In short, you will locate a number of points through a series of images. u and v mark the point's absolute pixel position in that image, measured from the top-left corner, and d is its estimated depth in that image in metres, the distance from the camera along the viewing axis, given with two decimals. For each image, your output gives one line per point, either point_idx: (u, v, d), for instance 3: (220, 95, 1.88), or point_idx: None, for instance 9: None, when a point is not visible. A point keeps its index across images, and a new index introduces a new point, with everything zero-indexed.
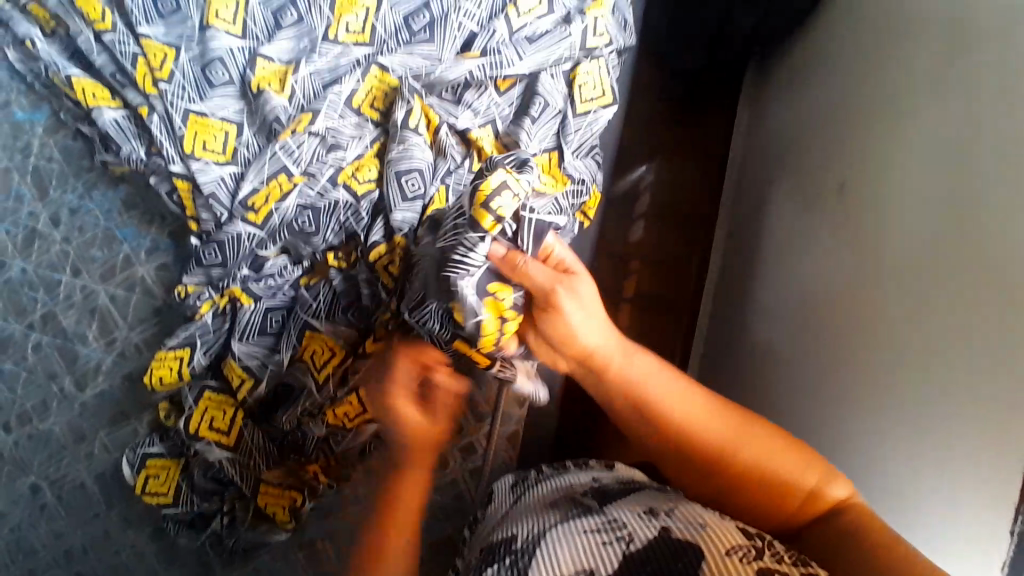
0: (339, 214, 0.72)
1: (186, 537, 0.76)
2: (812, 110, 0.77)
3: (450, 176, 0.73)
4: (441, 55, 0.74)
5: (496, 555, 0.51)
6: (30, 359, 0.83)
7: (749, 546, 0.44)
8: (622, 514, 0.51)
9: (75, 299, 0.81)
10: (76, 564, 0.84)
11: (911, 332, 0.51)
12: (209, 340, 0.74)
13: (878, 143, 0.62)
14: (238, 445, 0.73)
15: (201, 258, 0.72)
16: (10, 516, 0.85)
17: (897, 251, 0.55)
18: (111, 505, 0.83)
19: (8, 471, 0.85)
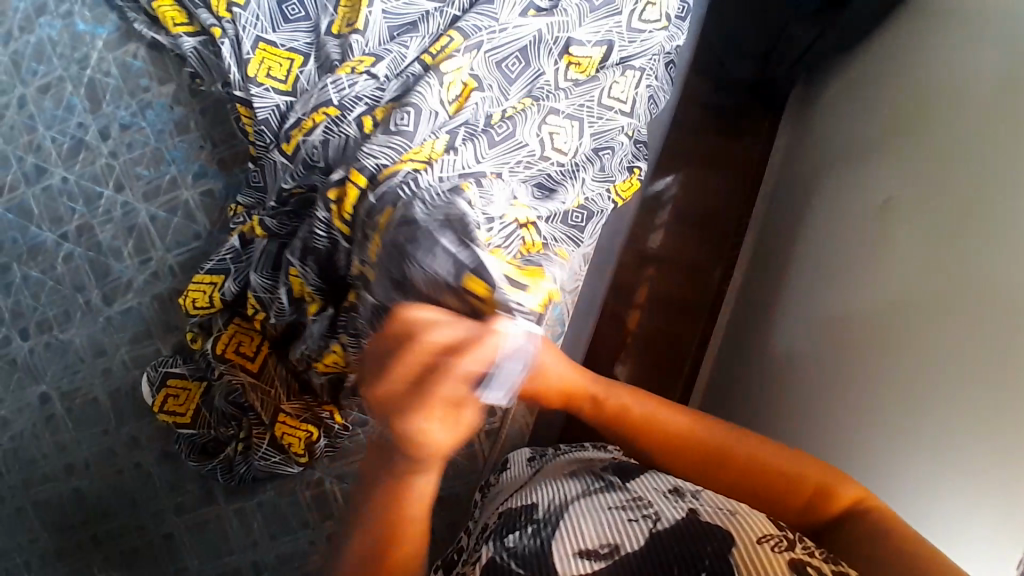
0: (347, 150, 0.69)
1: (196, 462, 0.76)
2: (862, 128, 0.79)
3: (462, 127, 0.69)
4: (500, 14, 0.72)
5: (518, 520, 0.55)
6: (59, 268, 0.84)
7: (781, 538, 0.48)
8: (647, 491, 0.56)
9: (114, 214, 0.82)
10: (77, 478, 0.84)
11: (938, 355, 0.53)
12: (239, 268, 0.74)
13: (933, 165, 0.63)
14: (260, 372, 0.74)
15: (252, 181, 0.77)
16: (16, 422, 0.85)
17: (947, 268, 0.56)
18: (122, 424, 0.83)
19: (21, 377, 0.86)
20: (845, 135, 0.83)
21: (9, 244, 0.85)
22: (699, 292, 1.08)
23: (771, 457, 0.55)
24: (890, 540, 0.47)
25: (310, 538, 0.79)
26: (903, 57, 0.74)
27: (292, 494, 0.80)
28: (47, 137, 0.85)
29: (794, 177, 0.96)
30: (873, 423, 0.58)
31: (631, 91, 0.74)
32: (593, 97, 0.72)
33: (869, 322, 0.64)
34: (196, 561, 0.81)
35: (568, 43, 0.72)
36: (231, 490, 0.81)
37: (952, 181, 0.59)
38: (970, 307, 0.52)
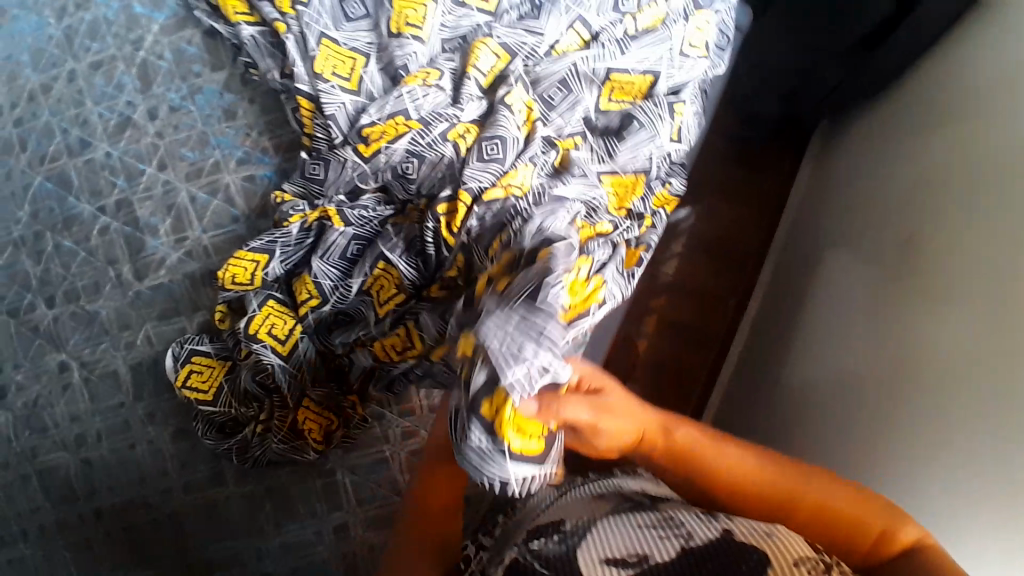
0: (439, 170, 0.72)
1: (212, 441, 0.76)
2: (890, 164, 0.82)
3: (535, 159, 0.71)
4: (544, 30, 0.77)
5: (545, 531, 0.57)
6: (93, 240, 0.85)
7: (818, 561, 0.46)
8: (680, 512, 0.56)
9: (154, 192, 0.84)
10: (87, 449, 0.84)
11: (951, 362, 0.55)
12: (290, 251, 0.75)
13: (955, 202, 0.64)
14: (289, 357, 0.74)
15: (307, 172, 0.76)
16: (31, 388, 0.86)
17: (965, 302, 0.57)
18: (140, 398, 0.84)
19: (41, 345, 0.86)
20: (871, 173, 0.85)
21: (45, 212, 0.87)
22: (710, 320, 1.10)
23: (832, 499, 0.50)
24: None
25: (316, 526, 0.80)
26: (919, 100, 0.80)
27: (303, 480, 0.81)
28: (96, 113, 0.87)
29: (814, 215, 0.99)
30: (887, 436, 0.60)
31: (678, 122, 0.76)
32: (647, 149, 0.75)
33: (884, 353, 0.65)
34: (198, 542, 0.81)
35: (608, 72, 0.76)
36: (242, 473, 0.82)
37: (961, 200, 0.64)
38: (979, 338, 0.53)
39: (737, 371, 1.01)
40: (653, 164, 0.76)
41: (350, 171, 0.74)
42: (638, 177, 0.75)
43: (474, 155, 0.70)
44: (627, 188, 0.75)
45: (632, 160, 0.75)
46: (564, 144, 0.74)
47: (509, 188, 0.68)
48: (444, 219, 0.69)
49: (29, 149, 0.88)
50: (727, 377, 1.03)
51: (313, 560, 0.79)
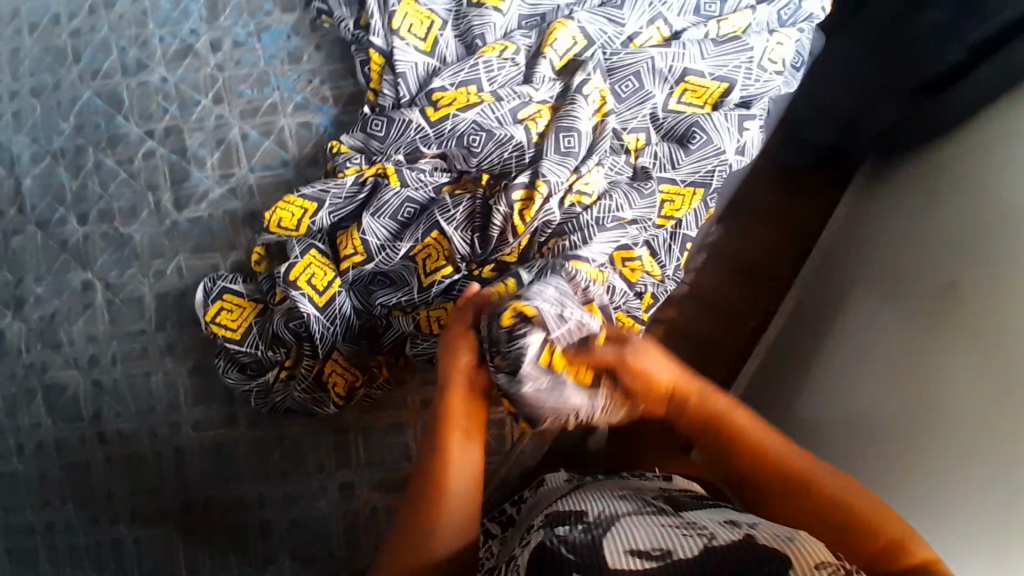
0: (506, 148, 0.72)
1: (234, 379, 0.77)
2: (927, 196, 0.80)
3: (606, 159, 0.74)
4: (625, 20, 0.77)
5: (566, 518, 0.57)
6: (136, 163, 0.84)
7: (841, 567, 0.46)
8: (703, 519, 0.56)
9: (206, 124, 0.83)
10: (100, 371, 0.83)
11: (977, 401, 0.55)
12: (340, 204, 0.75)
13: (998, 242, 0.61)
14: (325, 309, 0.74)
15: (369, 127, 0.75)
16: (51, 302, 0.85)
17: (1002, 349, 0.55)
18: (161, 328, 0.83)
19: (68, 260, 0.85)
20: (908, 205, 0.83)
21: (91, 127, 0.86)
22: (726, 339, 1.12)
23: (858, 497, 0.51)
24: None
25: (321, 482, 0.80)
26: (954, 147, 0.80)
27: (314, 434, 0.81)
28: (157, 36, 0.86)
29: (842, 246, 1.00)
30: (913, 473, 0.60)
31: (744, 137, 0.76)
32: (710, 163, 0.75)
33: (904, 387, 0.65)
34: (200, 481, 0.81)
35: (684, 73, 0.76)
36: (253, 419, 0.82)
37: (980, 246, 0.64)
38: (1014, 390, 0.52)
39: (750, 395, 1.03)
40: (714, 179, 0.76)
41: (413, 132, 0.73)
42: (698, 189, 0.76)
43: (551, 146, 0.71)
44: (685, 200, 0.76)
45: (694, 173, 0.75)
46: (629, 145, 0.76)
47: (577, 197, 0.71)
48: (517, 207, 0.69)
49: (83, 63, 0.88)
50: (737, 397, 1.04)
51: (314, 515, 0.79)
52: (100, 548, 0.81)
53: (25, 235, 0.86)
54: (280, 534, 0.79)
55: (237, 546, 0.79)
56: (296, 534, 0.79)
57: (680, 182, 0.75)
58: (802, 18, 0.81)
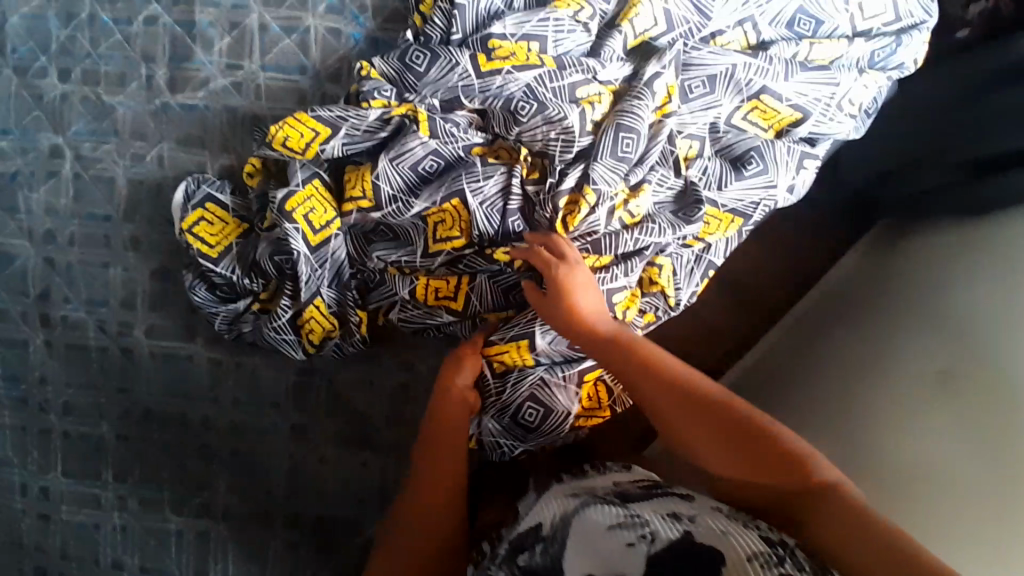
0: (554, 129, 0.63)
1: (201, 298, 0.70)
2: (861, 281, 0.83)
3: (654, 174, 0.65)
4: (714, 13, 0.67)
5: (526, 544, 0.55)
6: (133, 26, 0.74)
7: (770, 553, 0.42)
8: (646, 512, 0.51)
9: (222, 2, 0.72)
10: (54, 248, 0.76)
11: (890, 441, 0.56)
12: (356, 138, 0.66)
13: (896, 318, 0.69)
14: (316, 248, 0.67)
15: (406, 57, 0.66)
16: (12, 162, 0.76)
17: (906, 388, 0.59)
18: (129, 219, 0.75)
19: (37, 118, 0.76)
20: (845, 286, 0.86)
21: None
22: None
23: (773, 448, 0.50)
24: (854, 516, 0.44)
25: (274, 420, 0.74)
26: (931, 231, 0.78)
27: (275, 369, 0.74)
28: None
29: None
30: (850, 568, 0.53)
31: (799, 175, 0.68)
32: (756, 196, 0.68)
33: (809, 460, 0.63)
34: (146, 389, 0.75)
35: (762, 90, 0.66)
36: (214, 337, 0.74)
37: (938, 327, 0.62)
38: (913, 424, 0.55)
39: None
40: (755, 213, 0.68)
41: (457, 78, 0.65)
42: (735, 217, 0.68)
43: (607, 147, 0.62)
44: (720, 224, 0.68)
45: (738, 200, 0.68)
46: (680, 154, 0.67)
47: (624, 212, 0.64)
48: (561, 216, 0.63)
49: None
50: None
51: (258, 453, 0.74)
52: (29, 433, 0.78)
53: None
54: (220, 463, 0.75)
55: (173, 464, 0.75)
56: (235, 467, 0.75)
57: (722, 205, 0.67)
58: (892, 67, 0.71)
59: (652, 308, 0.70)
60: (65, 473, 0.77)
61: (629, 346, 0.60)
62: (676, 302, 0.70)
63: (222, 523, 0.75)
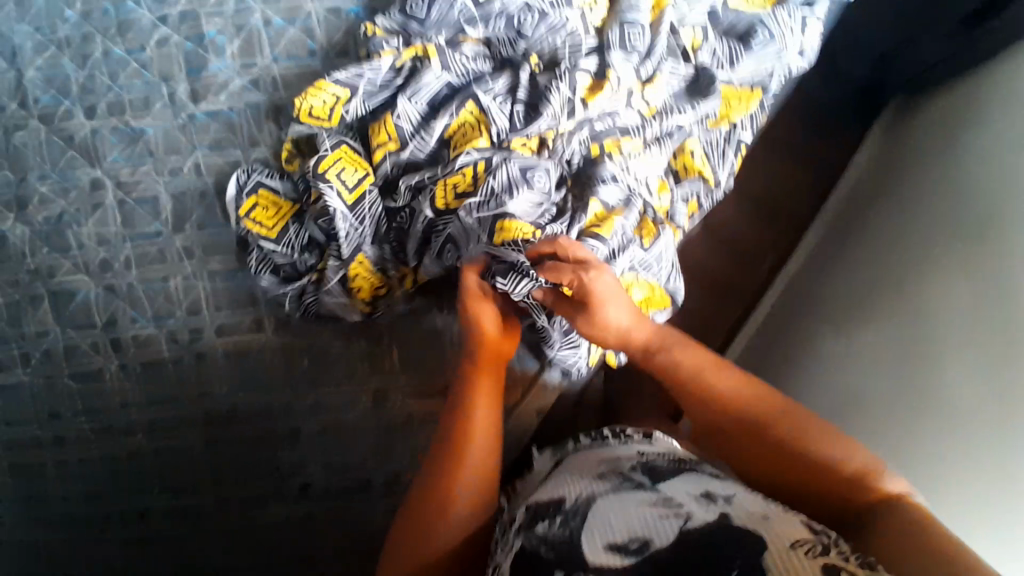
0: (559, 34, 0.71)
1: (268, 281, 0.76)
2: (875, 213, 0.89)
3: (665, 66, 0.72)
4: None
5: (544, 510, 0.53)
6: (148, 51, 0.80)
7: (815, 541, 0.44)
8: (678, 493, 0.51)
9: (225, 8, 0.79)
10: (111, 275, 0.78)
11: (914, 378, 0.63)
12: (374, 91, 0.73)
13: (915, 247, 0.73)
14: (353, 208, 0.72)
15: (406, 7, 0.73)
16: (55, 205, 0.80)
17: (931, 325, 0.63)
18: (179, 230, 0.79)
19: (73, 158, 0.80)
20: (861, 218, 0.92)
21: (98, 13, 0.81)
22: (744, 274, 1.08)
23: (822, 452, 0.53)
24: (912, 530, 0.46)
25: (353, 387, 0.77)
26: (931, 155, 0.82)
27: (344, 338, 0.77)
28: None
29: (876, 179, 0.95)
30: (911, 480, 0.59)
31: (805, 38, 0.75)
32: (769, 65, 0.74)
33: (853, 384, 0.71)
34: (224, 387, 0.77)
35: None
36: (282, 322, 0.78)
37: (954, 285, 0.63)
38: (947, 352, 0.60)
39: (765, 322, 1.02)
40: (772, 80, 0.75)
41: (461, 15, 0.72)
42: (755, 90, 0.76)
43: (618, 43, 0.71)
44: (740, 99, 0.76)
45: (752, 74, 0.75)
46: (686, 45, 0.73)
47: (643, 90, 0.72)
48: (584, 89, 0.70)
49: None
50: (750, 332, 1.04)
51: (344, 423, 0.77)
52: (118, 460, 0.77)
53: (29, 130, 0.80)
54: (309, 443, 0.76)
55: (264, 457, 0.76)
56: (324, 444, 0.77)
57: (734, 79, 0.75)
58: None
59: (694, 194, 0.77)
60: (157, 490, 0.77)
61: (667, 370, 0.61)
62: (716, 182, 0.78)
63: (322, 501, 0.77)
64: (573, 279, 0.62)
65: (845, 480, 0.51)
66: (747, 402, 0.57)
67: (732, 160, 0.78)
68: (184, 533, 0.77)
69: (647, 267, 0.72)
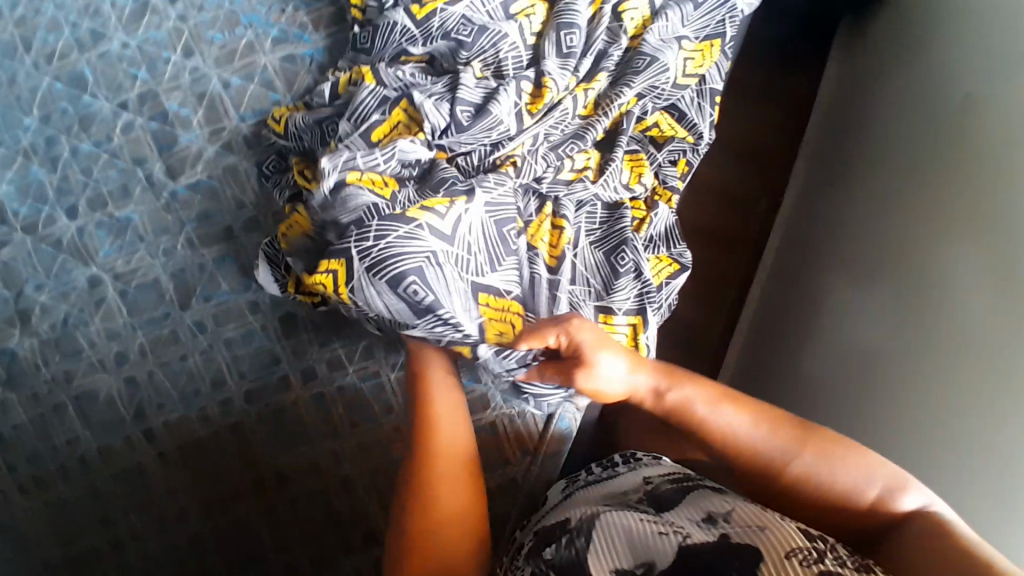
0: (502, 45, 0.76)
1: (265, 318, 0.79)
2: (853, 168, 0.88)
3: (603, 59, 0.78)
4: None
5: (552, 536, 0.58)
6: (117, 140, 0.80)
7: (810, 549, 0.49)
8: (681, 517, 0.56)
9: (182, 81, 0.81)
10: (130, 368, 0.78)
11: (931, 364, 0.62)
12: (325, 111, 0.77)
13: (923, 219, 0.70)
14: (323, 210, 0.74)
15: (357, 43, 0.80)
16: (57, 310, 0.79)
17: (956, 310, 0.62)
18: (187, 307, 0.79)
19: (65, 261, 0.80)
20: (842, 179, 0.90)
21: (58, 114, 0.82)
22: (741, 223, 1.11)
23: (832, 478, 0.56)
24: (932, 540, 0.50)
25: (393, 422, 0.77)
26: (907, 96, 0.80)
27: (375, 377, 0.78)
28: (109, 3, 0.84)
29: (834, 127, 0.99)
30: (957, 435, 0.57)
31: None
32: (718, 14, 0.79)
33: (865, 344, 0.73)
34: (265, 449, 0.76)
35: None
36: (308, 375, 0.78)
37: (954, 254, 0.64)
38: (972, 337, 0.59)
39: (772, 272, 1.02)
40: (726, 28, 0.79)
41: (404, 37, 0.78)
42: (714, 41, 0.80)
43: (553, 49, 0.76)
44: (705, 54, 0.79)
45: (705, 27, 0.79)
46: (632, 26, 0.78)
47: (586, 89, 0.76)
48: (526, 98, 0.75)
49: (34, 46, 0.83)
50: (763, 279, 1.04)
51: (395, 462, 0.76)
52: (179, 549, 0.75)
53: (14, 244, 0.80)
54: (362, 486, 0.76)
55: (324, 512, 0.75)
56: (380, 484, 0.76)
57: (689, 38, 0.78)
58: None
59: (680, 153, 0.83)
60: (227, 564, 0.75)
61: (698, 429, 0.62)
62: (696, 137, 0.82)
63: None
64: (559, 334, 0.64)
65: (864, 512, 0.54)
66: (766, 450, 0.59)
67: (703, 108, 0.82)
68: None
69: (654, 245, 0.80)
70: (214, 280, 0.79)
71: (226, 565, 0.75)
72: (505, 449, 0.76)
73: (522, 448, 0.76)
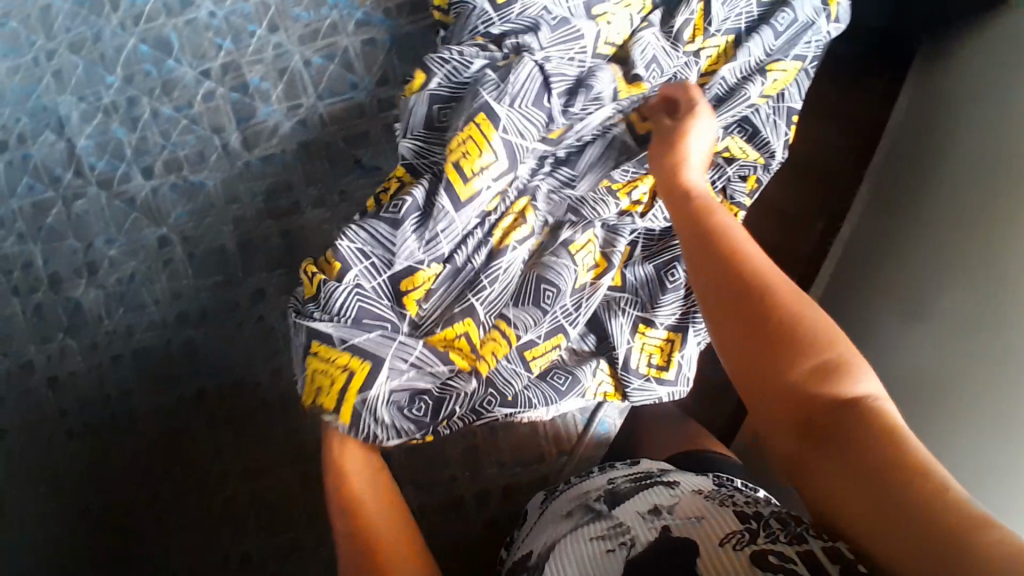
0: (576, 46, 0.73)
1: None
2: (909, 201, 0.90)
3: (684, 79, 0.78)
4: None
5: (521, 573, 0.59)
6: (197, 107, 0.83)
7: (742, 533, 0.51)
8: (627, 515, 0.59)
9: (266, 55, 0.83)
10: (190, 328, 0.81)
11: (962, 403, 0.64)
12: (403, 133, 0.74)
13: (967, 265, 0.72)
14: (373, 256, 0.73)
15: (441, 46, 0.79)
16: (126, 266, 0.82)
17: (987, 352, 0.64)
18: (249, 274, 0.81)
19: (137, 219, 0.82)
20: (899, 211, 0.91)
21: (141, 76, 0.84)
22: (788, 241, 1.12)
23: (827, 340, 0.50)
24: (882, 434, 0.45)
25: None
26: (973, 137, 0.81)
27: None
28: None
29: (899, 156, 0.99)
30: (979, 474, 0.59)
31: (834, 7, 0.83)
32: (803, 38, 0.81)
33: (901, 370, 0.76)
34: (312, 419, 0.80)
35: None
36: None
37: (990, 299, 0.67)
38: (997, 379, 0.61)
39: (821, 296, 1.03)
40: (811, 50, 0.82)
41: (479, 20, 0.75)
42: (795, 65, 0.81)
43: (640, 68, 0.74)
44: (787, 76, 0.81)
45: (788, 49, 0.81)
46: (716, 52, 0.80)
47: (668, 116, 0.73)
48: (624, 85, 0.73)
49: (121, 8, 0.85)
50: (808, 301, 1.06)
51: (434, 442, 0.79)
52: (215, 507, 0.77)
53: (89, 198, 0.83)
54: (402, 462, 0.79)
55: None
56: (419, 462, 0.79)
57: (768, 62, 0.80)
58: None
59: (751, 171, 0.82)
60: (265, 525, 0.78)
61: (719, 239, 0.56)
62: (769, 155, 0.83)
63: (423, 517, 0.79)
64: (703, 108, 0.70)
65: (831, 378, 0.48)
66: (763, 280, 0.52)
67: (776, 124, 0.83)
68: (293, 567, 0.76)
69: None
70: (277, 251, 0.81)
71: (257, 528, 0.77)
72: (541, 446, 0.80)
73: (559, 450, 0.80)
